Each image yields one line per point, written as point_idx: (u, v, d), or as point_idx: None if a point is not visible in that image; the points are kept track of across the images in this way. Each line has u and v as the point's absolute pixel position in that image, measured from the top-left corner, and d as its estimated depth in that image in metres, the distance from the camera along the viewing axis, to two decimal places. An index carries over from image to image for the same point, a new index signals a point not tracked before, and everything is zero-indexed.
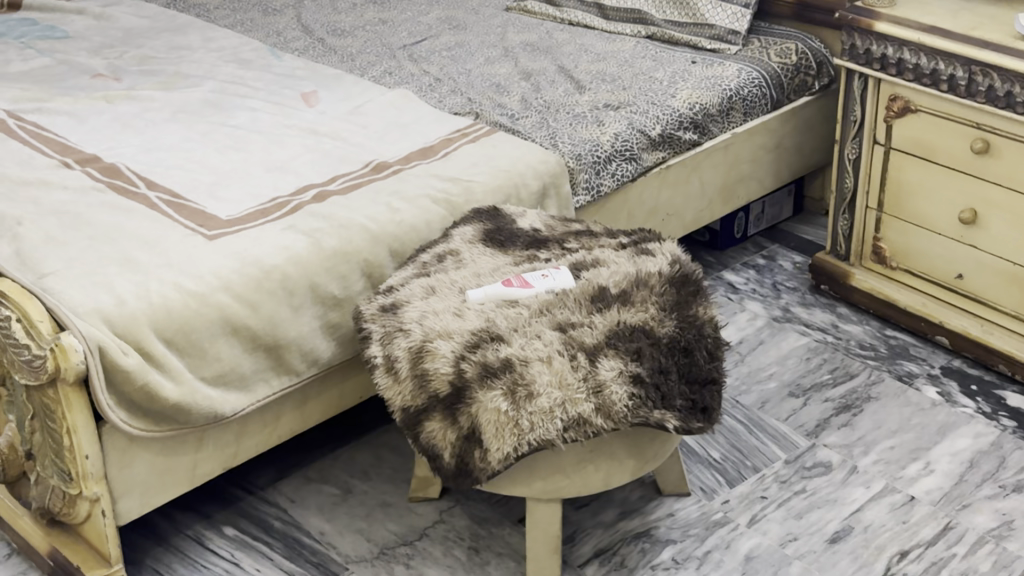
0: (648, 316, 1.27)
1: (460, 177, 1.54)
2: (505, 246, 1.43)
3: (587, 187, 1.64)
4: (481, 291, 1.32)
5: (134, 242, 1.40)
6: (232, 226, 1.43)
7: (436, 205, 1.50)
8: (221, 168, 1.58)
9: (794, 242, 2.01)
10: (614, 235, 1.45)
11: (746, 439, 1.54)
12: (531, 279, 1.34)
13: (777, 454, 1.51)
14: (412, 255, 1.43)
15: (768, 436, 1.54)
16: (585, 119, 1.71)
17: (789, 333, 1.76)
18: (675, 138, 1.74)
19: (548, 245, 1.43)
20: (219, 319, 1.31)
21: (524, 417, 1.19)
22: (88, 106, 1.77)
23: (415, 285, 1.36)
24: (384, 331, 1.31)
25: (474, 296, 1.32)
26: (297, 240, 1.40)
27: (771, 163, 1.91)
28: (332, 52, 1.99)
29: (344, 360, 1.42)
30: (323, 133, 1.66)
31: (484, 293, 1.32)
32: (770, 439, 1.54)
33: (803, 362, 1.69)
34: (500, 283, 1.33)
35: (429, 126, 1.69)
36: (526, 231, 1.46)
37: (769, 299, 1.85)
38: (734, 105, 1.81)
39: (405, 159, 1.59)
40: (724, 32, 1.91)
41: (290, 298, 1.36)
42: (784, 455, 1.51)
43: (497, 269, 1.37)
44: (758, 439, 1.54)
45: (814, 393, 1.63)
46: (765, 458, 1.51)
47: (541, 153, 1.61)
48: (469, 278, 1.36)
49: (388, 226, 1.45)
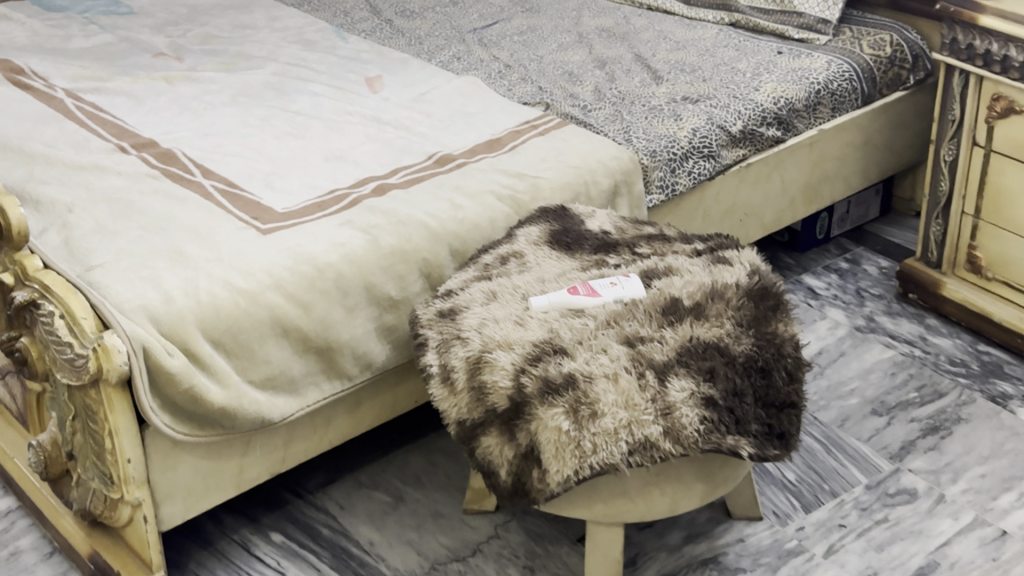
0: (723, 332, 1.18)
1: (526, 173, 1.46)
2: (572, 250, 1.34)
3: (661, 186, 1.54)
4: (545, 297, 1.25)
5: (185, 234, 1.34)
6: (288, 220, 1.37)
7: (501, 203, 1.42)
8: (279, 156, 1.51)
9: (879, 245, 1.90)
10: (689, 240, 1.36)
11: (824, 460, 1.45)
12: (597, 286, 1.26)
13: (857, 478, 1.41)
14: (475, 256, 1.36)
15: (848, 457, 1.45)
16: (662, 113, 1.62)
17: (873, 344, 1.66)
18: (757, 134, 1.64)
19: (618, 249, 1.34)
20: (269, 319, 1.24)
21: (587, 438, 1.11)
22: (147, 86, 1.72)
23: (475, 289, 1.28)
24: (441, 338, 1.23)
25: (538, 303, 1.24)
26: (353, 236, 1.33)
27: (859, 161, 1.80)
28: (400, 34, 1.92)
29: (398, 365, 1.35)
30: (386, 122, 1.59)
31: (548, 300, 1.24)
32: (850, 460, 1.44)
33: (887, 378, 1.59)
34: (565, 291, 1.25)
35: (497, 117, 1.61)
36: (595, 233, 1.38)
37: (852, 307, 1.75)
38: (821, 99, 1.70)
39: (470, 152, 1.51)
40: (813, 21, 1.80)
41: (344, 298, 1.29)
42: (866, 480, 1.41)
43: (563, 275, 1.29)
44: (838, 460, 1.44)
45: (899, 412, 1.53)
46: (845, 481, 1.41)
47: (613, 148, 1.52)
48: (533, 284, 1.28)
49: (449, 224, 1.37)
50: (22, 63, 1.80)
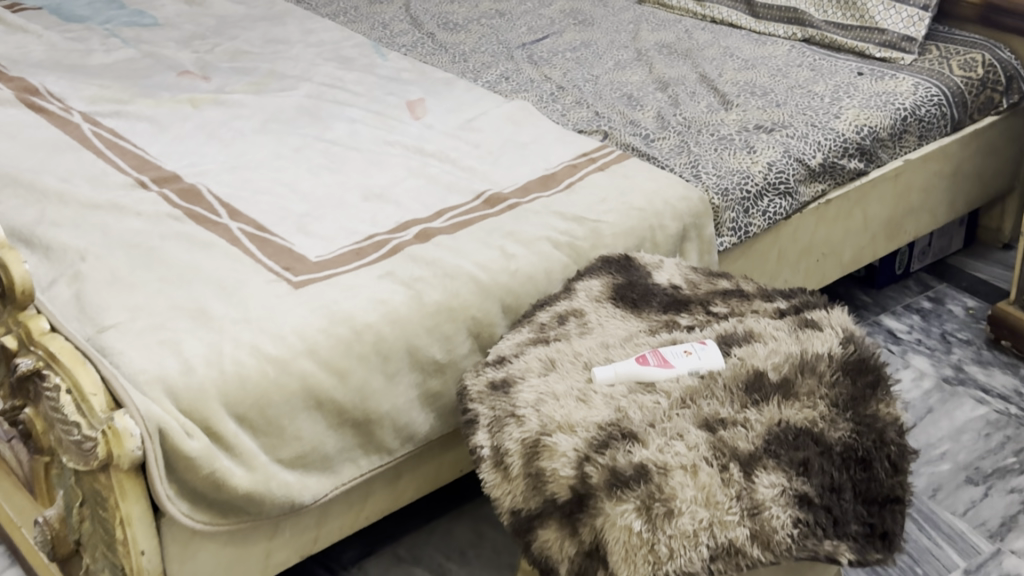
0: (816, 415, 1.04)
1: (585, 216, 1.31)
2: (638, 309, 1.20)
3: (733, 228, 1.39)
4: (611, 366, 1.11)
5: (209, 287, 1.20)
6: (322, 271, 1.23)
7: (558, 250, 1.28)
8: (313, 193, 1.38)
9: (964, 282, 1.76)
10: (769, 297, 1.21)
11: (916, 538, 1.31)
12: (670, 355, 1.12)
13: (954, 561, 1.28)
14: (530, 313, 1.22)
15: (943, 536, 1.31)
16: (733, 144, 1.46)
17: (963, 400, 1.53)
18: (838, 167, 1.48)
19: (690, 308, 1.20)
20: (300, 390, 1.10)
21: (663, 540, 0.95)
22: (171, 110, 1.58)
23: (531, 356, 1.14)
24: (493, 416, 1.10)
25: (602, 373, 1.10)
26: (394, 291, 1.20)
27: (945, 193, 1.65)
28: (443, 49, 1.78)
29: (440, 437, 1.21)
30: (430, 153, 1.45)
31: (614, 370, 1.10)
32: (945, 540, 1.31)
33: (981, 440, 1.46)
34: (633, 359, 1.12)
35: (551, 148, 1.46)
36: (663, 288, 1.23)
37: (938, 355, 1.61)
38: (907, 127, 1.55)
39: (523, 190, 1.37)
40: (897, 38, 1.64)
41: (384, 365, 1.15)
42: (964, 563, 1.27)
43: (630, 340, 1.15)
44: (932, 540, 1.31)
45: (997, 481, 1.40)
46: (940, 565, 1.27)
47: (681, 187, 1.36)
48: (596, 351, 1.14)
49: (500, 276, 1.23)
50: (38, 82, 1.66)
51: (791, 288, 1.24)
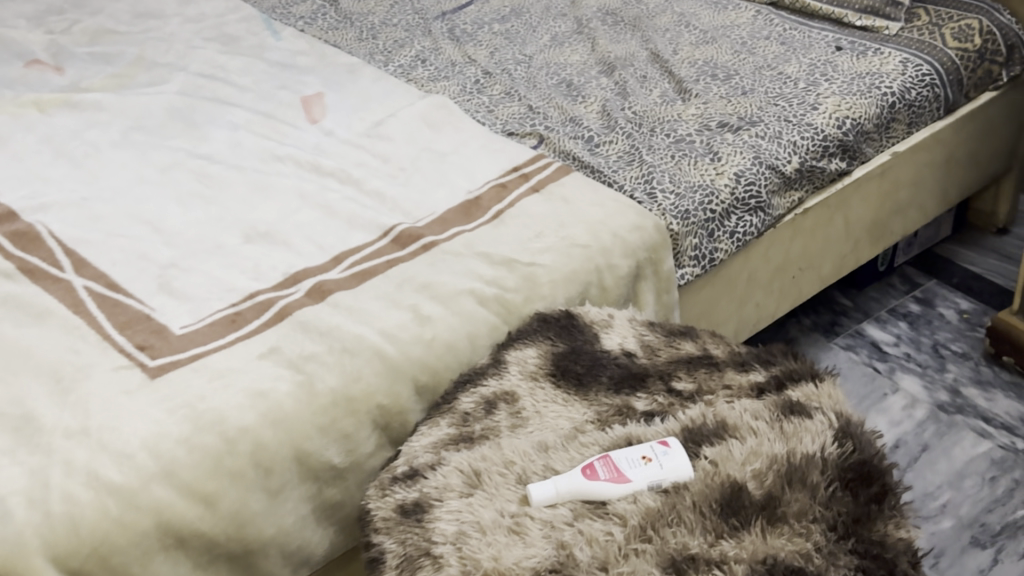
0: (811, 548, 0.82)
1: (517, 258, 1.07)
2: (584, 389, 0.97)
3: (696, 256, 1.15)
4: (549, 484, 0.88)
5: (42, 381, 0.95)
6: (186, 350, 0.98)
7: (484, 307, 1.03)
8: (182, 233, 1.12)
9: (955, 278, 1.56)
10: (745, 366, 0.99)
11: None
12: (624, 463, 0.88)
13: None
14: (448, 395, 0.98)
15: None
16: (693, 149, 1.22)
17: (963, 434, 1.33)
18: (817, 170, 1.24)
19: (648, 385, 0.97)
20: (155, 529, 0.85)
21: None
22: (13, 117, 1.30)
23: (451, 463, 0.91)
24: (403, 553, 0.85)
25: (538, 494, 0.87)
26: (278, 378, 0.95)
27: (935, 183, 1.43)
28: (348, 21, 1.53)
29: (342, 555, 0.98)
30: (327, 171, 1.19)
31: (553, 489, 0.87)
32: None
33: (986, 487, 1.26)
34: (576, 470, 0.88)
35: (475, 160, 1.21)
36: (614, 357, 1.00)
37: (931, 374, 1.41)
38: (896, 115, 1.31)
39: (440, 223, 1.12)
40: (880, 3, 1.40)
41: (266, 479, 0.91)
42: None
43: (575, 439, 0.92)
44: None
45: (1007, 542, 1.20)
46: None
47: (633, 212, 1.12)
48: (531, 455, 0.91)
49: (413, 349, 0.99)
50: None
51: (770, 350, 1.01)
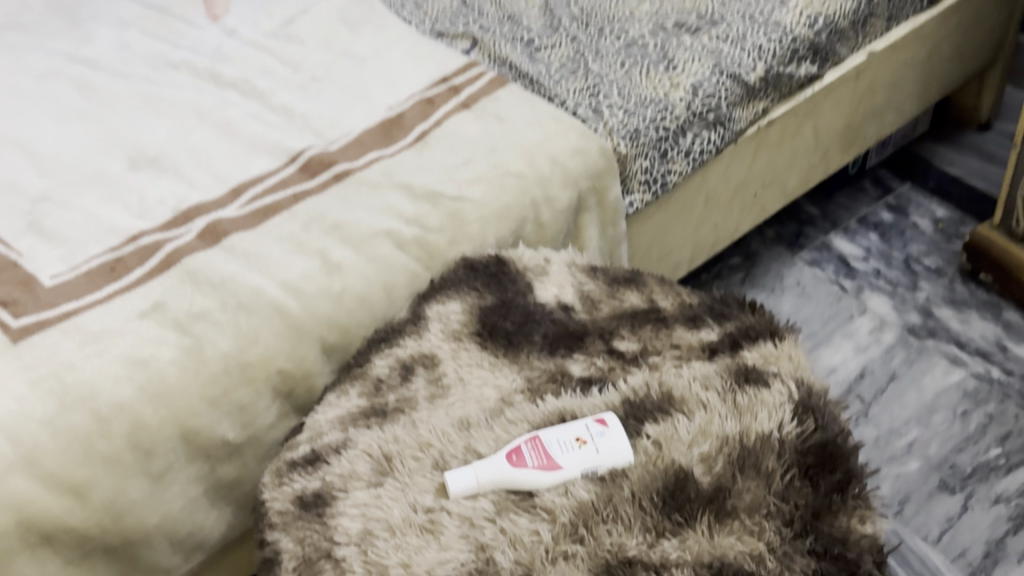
0: (763, 550, 0.72)
1: (441, 191, 0.93)
2: (513, 351, 0.85)
3: (647, 181, 1.03)
4: (468, 474, 0.76)
5: None
6: (55, 304, 0.85)
7: (403, 252, 0.91)
8: (59, 158, 0.98)
9: (931, 182, 1.44)
10: (697, 320, 0.87)
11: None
12: (554, 446, 0.77)
13: None
14: (360, 357, 0.86)
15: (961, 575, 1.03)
16: (645, 55, 1.09)
17: (934, 361, 1.23)
18: (784, 77, 1.10)
19: (586, 345, 0.86)
20: (14, 527, 0.74)
21: None
22: None
23: (359, 443, 0.79)
24: (301, 554, 0.75)
25: (457, 487, 0.76)
26: (161, 341, 0.83)
27: (915, 84, 1.30)
28: None
29: (243, 537, 0.87)
30: (227, 82, 1.06)
31: (473, 480, 0.76)
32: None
33: (957, 422, 1.17)
34: (498, 456, 0.77)
35: (397, 69, 1.06)
36: (548, 311, 0.88)
37: (901, 293, 1.30)
38: (874, 10, 1.16)
39: (356, 146, 0.98)
40: None
41: (146, 463, 0.80)
42: None
43: (501, 414, 0.81)
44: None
45: (978, 486, 1.11)
46: None
47: (575, 133, 0.98)
48: (449, 435, 0.79)
49: (319, 304, 0.87)
50: None
51: (726, 298, 0.90)
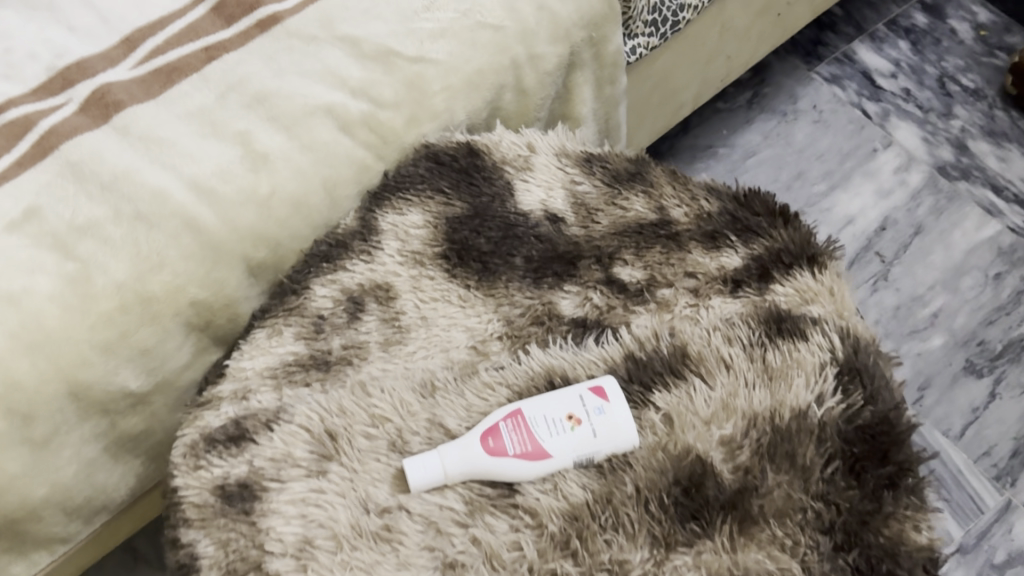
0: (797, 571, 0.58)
1: (396, 50, 0.72)
2: (488, 280, 0.68)
3: (654, 21, 0.83)
4: (430, 463, 0.61)
5: None
6: None
7: (349, 136, 0.72)
8: None
9: None
10: (716, 237, 0.70)
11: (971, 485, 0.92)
12: (542, 426, 0.62)
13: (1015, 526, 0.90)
14: (294, 280, 0.68)
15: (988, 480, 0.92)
16: None
17: (966, 210, 1.07)
18: None
19: (580, 272, 0.68)
20: None
21: None
22: None
23: (295, 416, 0.63)
24: (226, 564, 0.59)
25: (416, 481, 0.61)
26: (34, 266, 0.63)
27: None
28: None
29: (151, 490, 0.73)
30: None
31: (438, 470, 0.61)
32: (992, 485, 0.92)
33: (989, 287, 1.02)
34: (471, 439, 0.62)
35: None
36: (533, 224, 0.70)
37: (932, 121, 1.13)
38: None
39: None
40: None
41: (25, 430, 0.63)
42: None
43: (473, 375, 0.65)
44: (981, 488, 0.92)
45: (1009, 368, 0.98)
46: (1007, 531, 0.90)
47: None
48: (410, 404, 0.63)
49: (245, 215, 0.68)
50: None
51: (750, 202, 0.72)
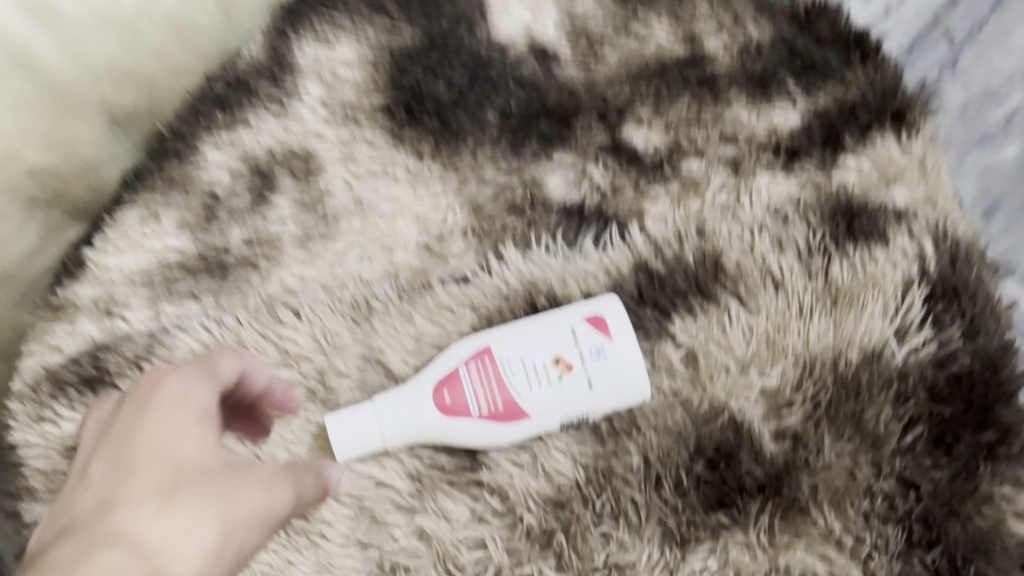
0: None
1: None
2: (451, 145, 0.50)
3: None
4: (359, 428, 0.43)
5: None
6: None
7: None
8: None
9: None
10: (768, 88, 0.52)
11: None
12: (517, 372, 0.44)
13: None
14: (178, 139, 0.50)
15: None
16: None
17: None
18: None
19: (580, 137, 0.51)
20: None
21: None
22: None
23: (175, 350, 0.45)
24: None
25: (342, 454, 0.43)
26: None
27: None
28: None
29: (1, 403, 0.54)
30: None
31: (372, 437, 0.44)
32: None
33: None
34: (416, 389, 0.44)
35: None
36: (512, 60, 0.53)
37: None
38: None
39: None
40: None
41: None
42: None
43: (426, 290, 0.47)
44: None
45: None
46: None
47: None
48: (338, 336, 0.46)
49: (107, 48, 0.47)
50: None
51: (810, 30, 0.54)
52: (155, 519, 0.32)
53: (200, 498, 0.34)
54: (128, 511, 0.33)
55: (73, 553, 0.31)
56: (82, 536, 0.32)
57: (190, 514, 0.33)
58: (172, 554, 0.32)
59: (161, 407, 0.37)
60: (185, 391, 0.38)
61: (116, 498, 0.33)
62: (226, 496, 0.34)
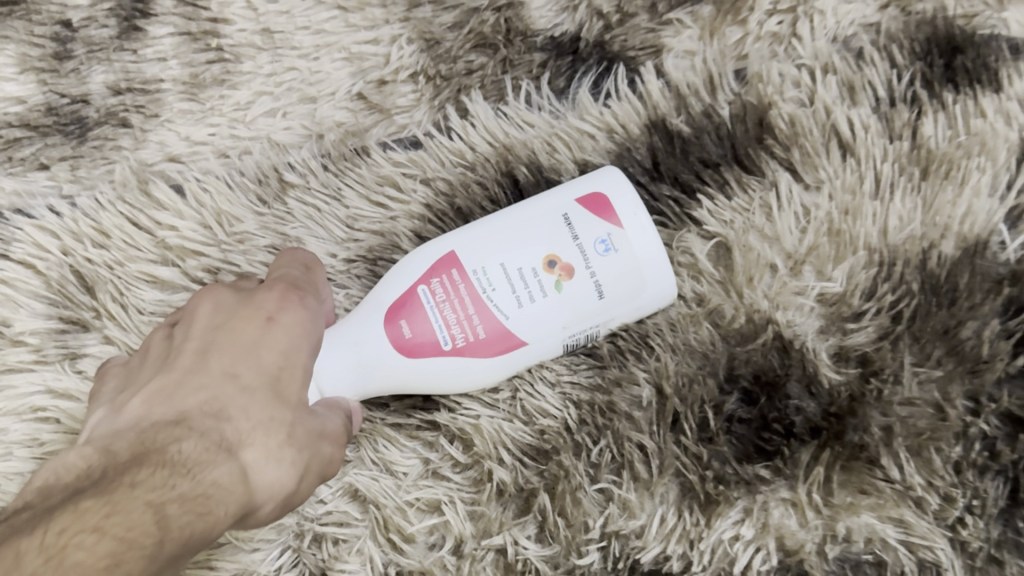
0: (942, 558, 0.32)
1: None
2: None
3: None
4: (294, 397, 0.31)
5: None
6: None
7: None
8: None
9: None
10: None
11: None
12: (498, 284, 0.31)
13: None
14: None
15: None
16: None
17: None
18: None
19: None
20: None
21: None
22: None
23: (12, 242, 0.34)
24: None
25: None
26: None
27: None
28: None
29: None
30: None
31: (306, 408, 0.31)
32: None
33: None
34: (361, 328, 0.32)
35: None
36: None
37: None
38: None
39: None
40: None
41: None
42: None
43: (360, 158, 0.36)
44: None
45: None
46: None
47: None
48: (240, 223, 0.35)
49: None
50: None
51: None
52: (268, 460, 0.26)
53: (305, 442, 0.28)
54: (244, 398, 0.27)
55: (189, 461, 0.24)
56: (194, 435, 0.25)
57: (290, 452, 0.27)
58: (269, 488, 0.26)
59: (297, 314, 0.30)
60: (306, 317, 0.30)
61: (252, 396, 0.27)
62: (316, 443, 0.28)
